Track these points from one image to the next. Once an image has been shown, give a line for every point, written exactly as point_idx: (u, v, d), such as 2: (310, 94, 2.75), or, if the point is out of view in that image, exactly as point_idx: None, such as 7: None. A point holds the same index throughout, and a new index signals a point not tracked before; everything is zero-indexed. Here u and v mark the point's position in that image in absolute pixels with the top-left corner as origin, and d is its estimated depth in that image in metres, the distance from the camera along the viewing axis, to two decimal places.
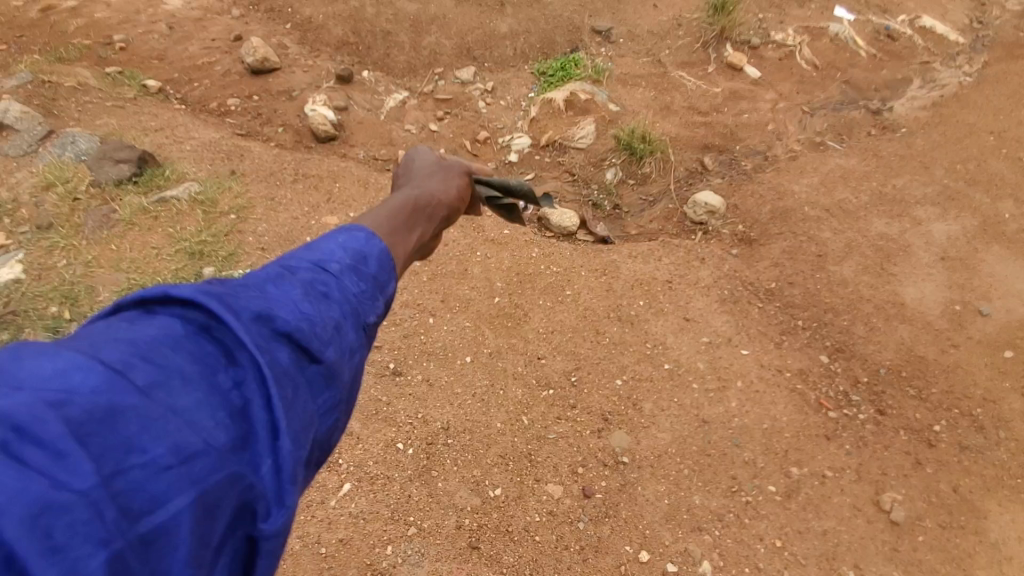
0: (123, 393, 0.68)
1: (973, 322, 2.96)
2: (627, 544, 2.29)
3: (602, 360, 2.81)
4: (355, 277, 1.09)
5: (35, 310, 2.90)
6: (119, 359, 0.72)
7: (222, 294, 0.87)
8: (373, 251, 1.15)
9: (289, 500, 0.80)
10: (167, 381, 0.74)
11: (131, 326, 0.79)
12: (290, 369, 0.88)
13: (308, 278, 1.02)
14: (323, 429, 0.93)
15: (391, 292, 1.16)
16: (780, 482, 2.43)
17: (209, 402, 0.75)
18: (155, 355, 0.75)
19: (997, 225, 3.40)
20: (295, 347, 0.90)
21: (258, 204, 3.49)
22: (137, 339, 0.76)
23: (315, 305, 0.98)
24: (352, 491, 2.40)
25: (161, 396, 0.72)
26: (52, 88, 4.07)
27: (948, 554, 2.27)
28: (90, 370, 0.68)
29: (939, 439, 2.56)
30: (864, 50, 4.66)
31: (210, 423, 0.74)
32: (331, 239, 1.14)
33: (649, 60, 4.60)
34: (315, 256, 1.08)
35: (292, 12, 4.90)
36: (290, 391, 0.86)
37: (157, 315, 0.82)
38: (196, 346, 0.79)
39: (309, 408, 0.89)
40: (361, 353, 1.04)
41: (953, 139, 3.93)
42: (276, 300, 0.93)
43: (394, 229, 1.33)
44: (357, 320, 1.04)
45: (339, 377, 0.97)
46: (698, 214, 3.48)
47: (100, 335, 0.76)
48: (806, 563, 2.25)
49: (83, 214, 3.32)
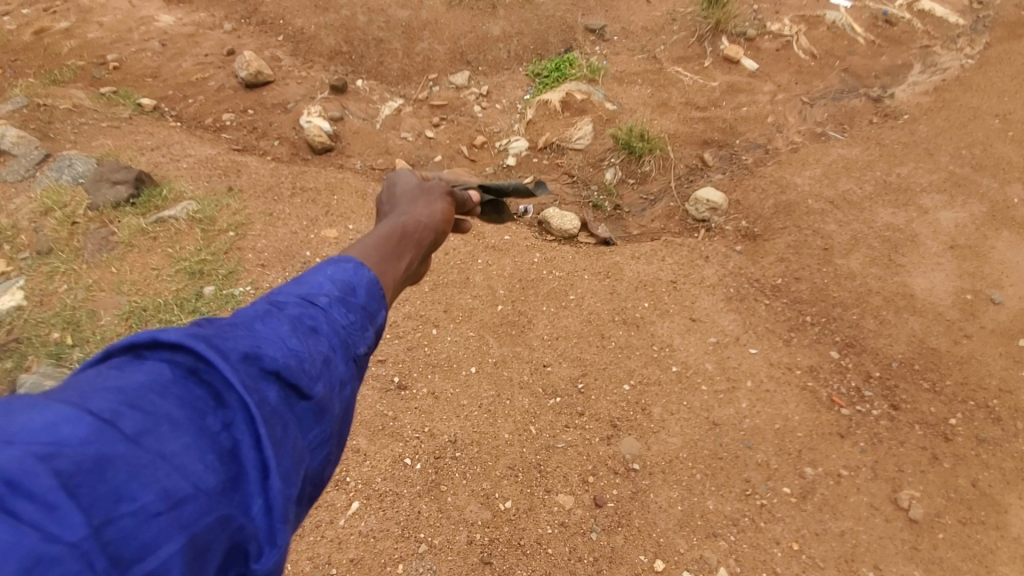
0: (112, 442, 0.65)
1: (986, 311, 2.91)
2: (642, 553, 2.25)
3: (609, 366, 2.77)
4: (344, 309, 1.05)
5: (37, 337, 2.88)
6: (107, 408, 0.68)
7: (210, 334, 0.83)
8: (362, 282, 1.11)
9: (281, 539, 0.77)
10: (156, 427, 0.70)
11: (119, 373, 0.75)
12: (279, 407, 0.84)
13: (297, 313, 0.98)
14: (313, 464, 0.90)
15: (381, 322, 1.12)
16: (794, 483, 2.39)
17: (198, 445, 0.72)
18: (144, 403, 0.71)
19: (1007, 210, 3.34)
20: (285, 384, 0.86)
21: (256, 219, 3.47)
22: (125, 386, 0.72)
23: (304, 340, 0.94)
24: (361, 509, 2.37)
25: (151, 442, 0.69)
26: (47, 111, 4.06)
27: (970, 551, 2.21)
28: (78, 420, 0.65)
29: (955, 432, 2.52)
30: (862, 37, 4.60)
31: (199, 466, 0.71)
32: (320, 271, 1.10)
33: (644, 56, 4.55)
34: (303, 290, 1.04)
35: (284, 23, 4.87)
36: (279, 430, 0.82)
37: (145, 360, 0.77)
38: (185, 391, 0.75)
39: (299, 443, 0.85)
40: (351, 386, 1.01)
41: (957, 124, 3.86)
42: (265, 338, 0.89)
43: (383, 257, 1.30)
44: (346, 352, 1.01)
45: (329, 412, 0.93)
46: (700, 211, 3.43)
47: (86, 384, 0.72)
48: (825, 565, 2.20)
49: (82, 237, 3.30)
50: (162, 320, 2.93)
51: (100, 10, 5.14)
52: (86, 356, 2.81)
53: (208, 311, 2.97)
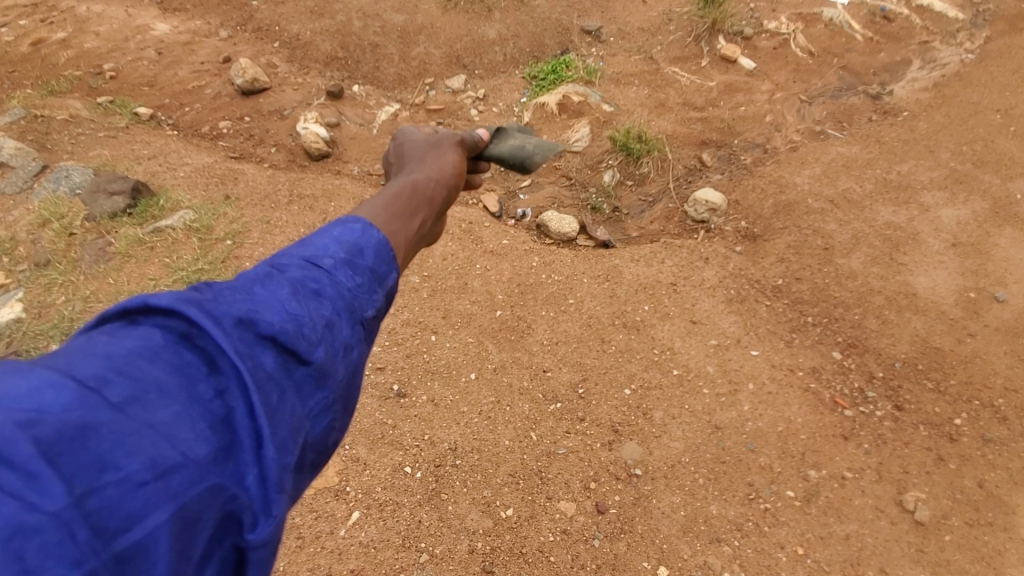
0: (96, 410, 0.63)
1: (990, 309, 2.88)
2: (644, 560, 2.23)
3: (609, 370, 2.75)
4: (349, 272, 1.02)
5: (36, 349, 2.87)
6: (93, 374, 0.67)
7: (204, 299, 0.81)
8: (369, 243, 1.09)
9: (277, 509, 0.74)
10: (144, 395, 0.68)
11: (110, 338, 0.73)
12: (276, 373, 0.82)
13: (298, 276, 0.96)
14: (316, 431, 0.87)
15: (391, 284, 1.09)
16: (799, 486, 2.37)
17: (188, 413, 0.70)
18: (132, 369, 0.69)
19: (1009, 207, 3.31)
20: (282, 350, 0.84)
21: (253, 227, 3.45)
22: (113, 352, 0.70)
23: (305, 304, 0.92)
24: (361, 519, 2.35)
25: (138, 410, 0.67)
26: (45, 122, 4.05)
27: (977, 553, 2.19)
28: (61, 387, 0.63)
29: (960, 433, 2.49)
30: (860, 34, 4.58)
31: (189, 435, 0.69)
32: (326, 232, 1.07)
33: (641, 57, 4.53)
34: (306, 252, 1.01)
35: (280, 29, 4.85)
36: (276, 397, 0.79)
37: (138, 325, 0.75)
38: (176, 356, 0.73)
39: (297, 411, 0.83)
40: (358, 350, 0.98)
41: (958, 120, 3.83)
42: (263, 302, 0.87)
43: (393, 217, 1.27)
44: (352, 316, 0.98)
45: (332, 377, 0.91)
46: (699, 212, 3.41)
47: (77, 350, 0.71)
48: (830, 569, 2.18)
49: (80, 248, 3.29)
50: None
51: (96, 20, 5.13)
52: None
53: None
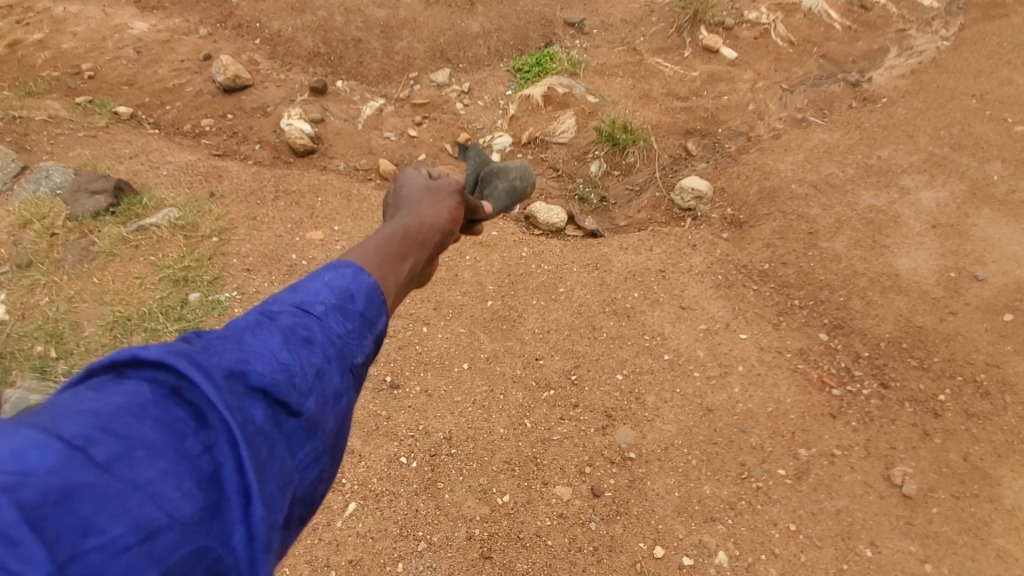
0: (79, 471, 0.59)
1: (970, 288, 2.95)
2: (641, 541, 2.26)
3: (601, 356, 2.78)
4: (341, 317, 0.98)
5: (20, 351, 2.83)
6: (78, 433, 0.62)
7: (193, 350, 0.77)
8: (360, 288, 1.05)
9: (264, 570, 0.69)
10: (130, 453, 0.64)
11: (97, 393, 0.68)
12: (265, 427, 0.78)
13: (289, 322, 0.91)
14: (303, 485, 0.83)
15: (382, 328, 1.05)
16: (789, 465, 2.41)
17: (176, 470, 0.65)
18: (119, 425, 0.65)
19: (986, 188, 3.39)
20: (271, 402, 0.80)
21: (240, 224, 3.43)
22: (99, 409, 0.66)
23: (296, 353, 0.88)
24: (358, 510, 2.36)
25: (123, 469, 0.62)
26: (23, 124, 4.00)
27: (964, 524, 2.24)
28: (45, 447, 0.59)
29: (944, 408, 2.55)
30: (838, 23, 4.65)
31: (176, 494, 0.64)
32: (317, 277, 1.03)
33: (624, 49, 4.58)
34: (297, 298, 0.97)
35: (261, 26, 4.81)
36: (265, 450, 0.76)
37: (126, 378, 0.71)
38: (164, 411, 0.69)
39: (286, 464, 0.79)
40: (347, 398, 0.94)
41: (935, 105, 3.91)
42: (253, 352, 0.83)
43: (383, 262, 1.19)
44: (343, 362, 0.94)
45: (321, 428, 0.87)
46: (685, 200, 3.46)
47: (62, 407, 0.67)
48: (822, 544, 2.22)
49: (63, 249, 3.24)
50: (147, 329, 2.88)
51: (73, 20, 5.07)
52: (71, 369, 2.76)
53: (195, 318, 2.93)
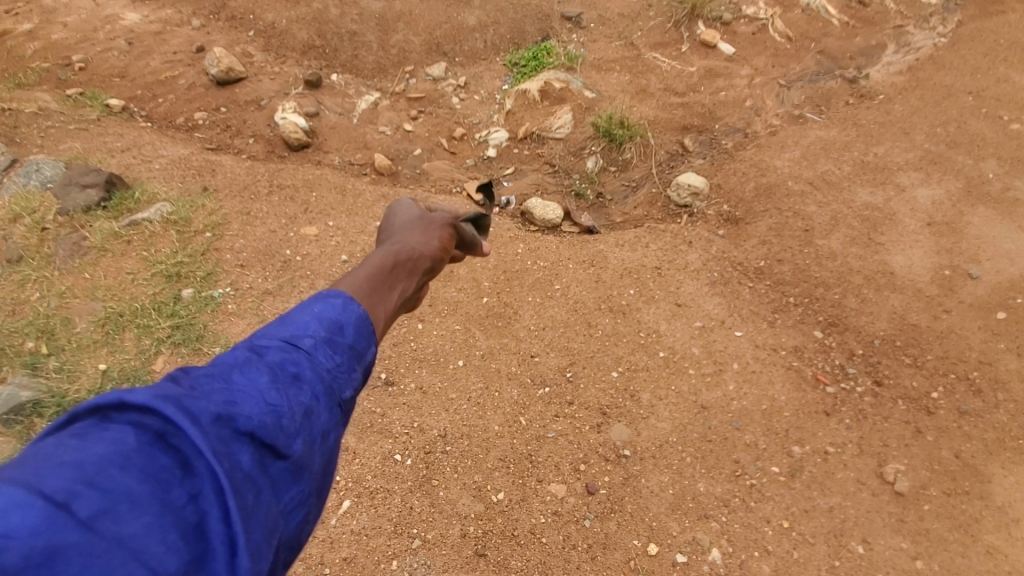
0: (63, 531, 0.56)
1: (964, 286, 2.96)
2: (635, 538, 2.26)
3: (596, 354, 2.78)
4: (330, 351, 0.95)
5: (11, 348, 2.78)
6: (61, 488, 0.59)
7: (181, 394, 0.73)
8: (350, 320, 1.01)
9: None
10: (114, 506, 0.60)
11: (80, 442, 0.64)
12: (252, 472, 0.73)
13: (277, 359, 0.88)
14: (289, 528, 0.78)
15: (370, 360, 1.02)
16: (783, 462, 2.42)
17: (160, 524, 0.62)
18: (102, 478, 0.61)
19: (981, 186, 3.40)
20: (258, 446, 0.76)
21: (234, 219, 3.40)
22: (83, 460, 0.62)
23: (285, 391, 0.84)
24: (352, 508, 2.35)
25: (107, 525, 0.59)
26: (13, 115, 3.95)
27: (956, 521, 2.26)
28: (28, 505, 0.56)
29: (937, 406, 2.56)
30: (836, 18, 4.64)
31: (160, 548, 0.61)
32: (306, 308, 1.00)
33: (621, 43, 4.55)
34: (286, 331, 0.94)
35: (255, 18, 4.76)
36: (251, 497, 0.71)
37: (110, 423, 0.67)
38: (149, 460, 0.65)
39: (272, 509, 0.74)
40: (335, 434, 0.90)
41: (932, 102, 3.91)
42: (241, 393, 0.79)
43: (373, 290, 1.18)
44: (332, 398, 0.91)
45: (308, 469, 0.83)
46: (682, 197, 3.45)
47: (45, 457, 0.63)
48: (815, 541, 2.23)
49: (53, 243, 3.19)
50: (140, 325, 2.86)
51: (64, 11, 5.01)
52: (63, 365, 2.72)
53: (187, 315, 2.91)
